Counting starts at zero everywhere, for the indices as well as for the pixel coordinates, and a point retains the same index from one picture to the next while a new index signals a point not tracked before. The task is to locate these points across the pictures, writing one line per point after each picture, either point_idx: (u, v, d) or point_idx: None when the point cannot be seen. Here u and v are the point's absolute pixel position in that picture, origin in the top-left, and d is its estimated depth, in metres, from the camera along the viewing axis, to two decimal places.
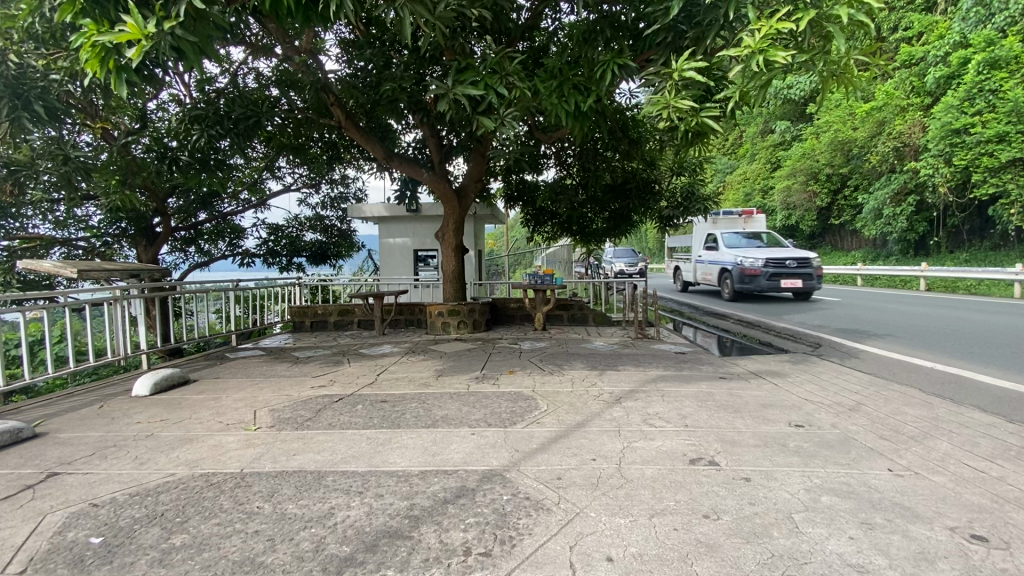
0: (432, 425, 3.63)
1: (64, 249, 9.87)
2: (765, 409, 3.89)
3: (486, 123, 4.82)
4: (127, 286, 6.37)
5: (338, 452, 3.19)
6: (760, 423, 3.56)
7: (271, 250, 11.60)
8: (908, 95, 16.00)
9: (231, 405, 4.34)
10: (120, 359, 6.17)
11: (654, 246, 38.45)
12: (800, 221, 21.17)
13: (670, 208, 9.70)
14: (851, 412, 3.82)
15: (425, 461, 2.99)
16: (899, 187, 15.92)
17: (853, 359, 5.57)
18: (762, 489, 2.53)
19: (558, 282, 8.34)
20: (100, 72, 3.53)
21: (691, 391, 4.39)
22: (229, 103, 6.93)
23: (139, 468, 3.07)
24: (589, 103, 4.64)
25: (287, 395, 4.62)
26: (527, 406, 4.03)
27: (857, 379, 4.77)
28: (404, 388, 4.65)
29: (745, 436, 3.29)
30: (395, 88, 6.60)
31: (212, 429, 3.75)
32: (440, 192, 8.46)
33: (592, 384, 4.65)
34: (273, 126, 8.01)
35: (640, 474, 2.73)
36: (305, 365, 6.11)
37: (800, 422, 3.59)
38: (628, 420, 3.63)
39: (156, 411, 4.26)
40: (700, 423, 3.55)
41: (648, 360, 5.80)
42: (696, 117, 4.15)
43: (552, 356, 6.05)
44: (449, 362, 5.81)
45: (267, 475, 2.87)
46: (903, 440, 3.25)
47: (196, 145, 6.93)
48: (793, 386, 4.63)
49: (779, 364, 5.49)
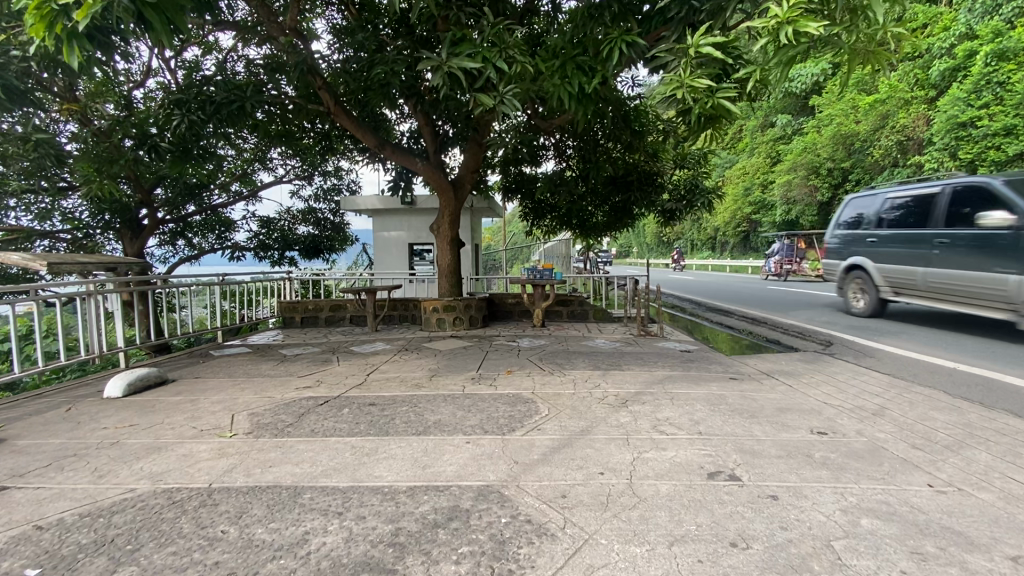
0: (423, 432, 3.34)
1: (48, 241, 9.66)
2: (784, 414, 3.60)
3: (485, 99, 4.46)
4: (102, 278, 5.91)
5: (319, 464, 2.88)
6: (780, 430, 3.27)
7: (262, 243, 11.30)
8: (912, 88, 15.49)
9: (207, 409, 4.03)
10: (96, 356, 5.85)
11: (652, 239, 38.27)
12: (800, 215, 21.33)
13: (672, 203, 9.27)
14: (875, 418, 3.54)
15: (413, 475, 2.69)
16: (902, 182, 15.67)
17: (868, 358, 5.31)
18: (793, 510, 2.24)
19: (558, 276, 8.01)
20: (46, 37, 3.20)
21: (700, 394, 4.12)
22: (213, 88, 6.58)
23: (96, 482, 2.77)
24: (594, 84, 4.31)
25: (268, 398, 4.31)
26: (527, 410, 3.74)
27: (876, 381, 4.48)
28: (395, 391, 4.36)
29: (766, 445, 3.01)
30: (387, 71, 6.24)
31: (184, 436, 3.46)
32: (435, 183, 8.15)
33: (595, 385, 4.37)
34: (261, 113, 7.64)
35: (654, 491, 2.44)
36: (292, 364, 5.79)
37: (824, 429, 3.30)
38: (636, 427, 3.34)
39: (126, 415, 3.96)
40: (715, 430, 3.26)
41: (654, 359, 5.51)
42: (712, 98, 3.80)
43: (552, 354, 5.76)
44: (444, 361, 5.51)
45: (237, 492, 2.56)
46: (939, 451, 2.97)
47: (176, 132, 6.52)
48: (810, 387, 4.34)
49: (792, 364, 5.21)
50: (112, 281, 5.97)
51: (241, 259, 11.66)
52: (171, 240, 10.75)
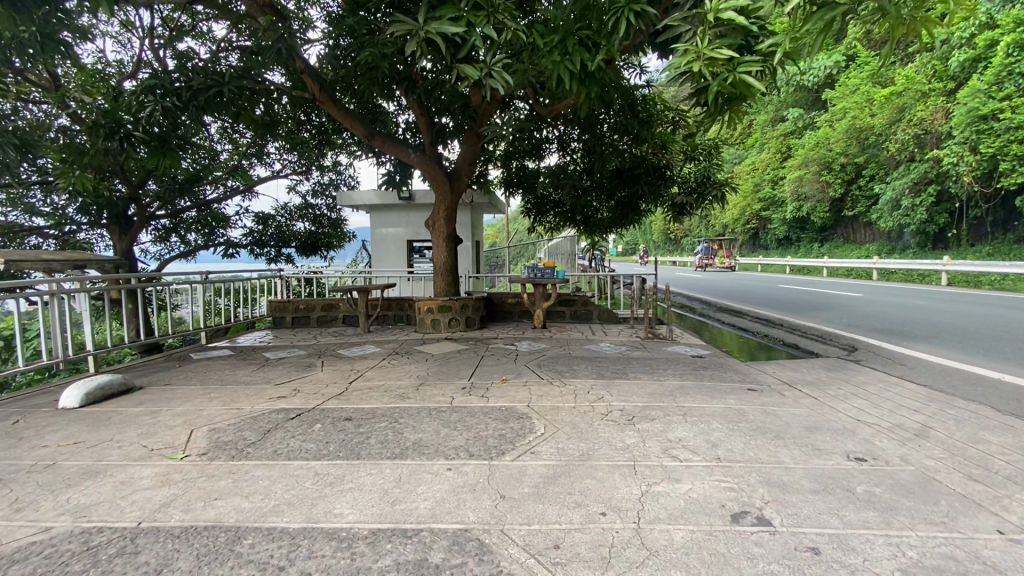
0: (399, 456, 2.91)
1: (37, 237, 9.39)
2: (812, 435, 3.14)
3: (470, 71, 4.15)
4: (67, 277, 5.38)
5: (272, 498, 2.45)
6: (810, 456, 2.83)
7: (258, 240, 10.86)
8: (930, 80, 15.02)
9: (165, 424, 3.63)
10: (59, 361, 5.31)
11: (660, 236, 37.79)
12: (812, 212, 20.82)
13: (682, 196, 8.64)
14: (919, 440, 3.07)
15: (379, 514, 2.27)
16: (919, 177, 15.12)
17: (899, 367, 4.82)
18: (840, 573, 1.80)
19: (560, 275, 7.56)
20: None
21: (716, 409, 3.66)
22: (188, 76, 6.19)
23: (9, 518, 2.36)
24: (598, 60, 3.87)
25: (235, 410, 3.90)
26: (520, 428, 3.30)
27: (911, 392, 4.03)
28: (376, 403, 3.94)
29: (798, 476, 2.56)
30: (373, 55, 5.77)
31: (130, 458, 3.05)
32: (430, 175, 7.68)
33: (598, 398, 3.92)
34: (247, 102, 7.20)
35: (667, 541, 2.00)
36: (273, 369, 5.39)
37: (862, 455, 2.85)
38: (645, 451, 2.90)
39: (75, 430, 3.57)
40: (736, 456, 2.82)
41: (662, 366, 5.07)
42: (733, 73, 3.34)
43: (552, 360, 5.33)
44: (435, 367, 5.09)
45: (166, 536, 2.14)
46: (1002, 484, 2.52)
47: (148, 122, 6.11)
48: (839, 401, 3.86)
49: (814, 372, 4.74)
50: (80, 279, 5.53)
51: (235, 257, 11.23)
52: (162, 237, 10.34)
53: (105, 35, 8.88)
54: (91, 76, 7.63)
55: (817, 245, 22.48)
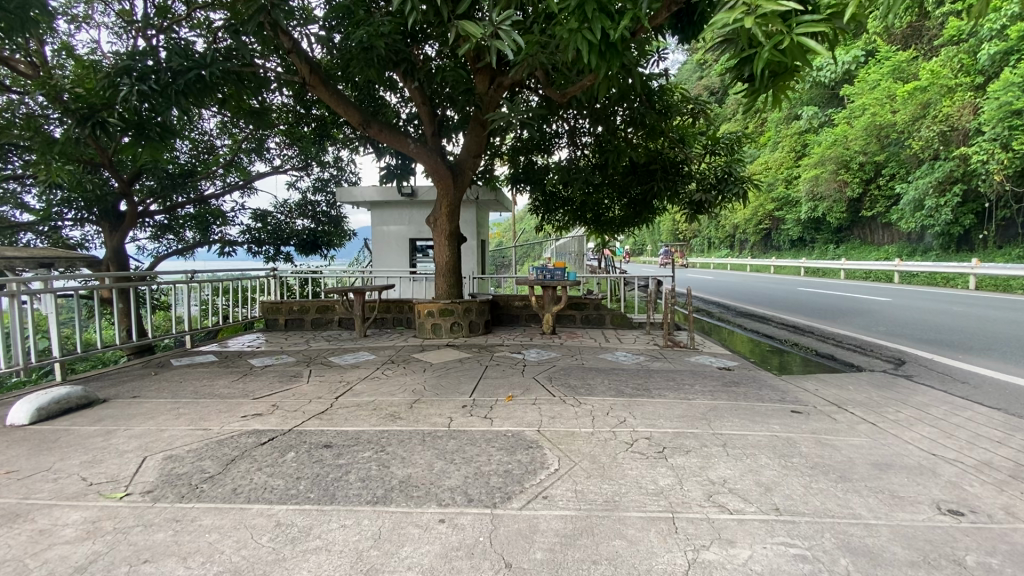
0: (381, 500, 2.37)
1: (34, 235, 8.98)
2: (884, 476, 2.58)
3: (472, 29, 3.65)
4: (27, 277, 4.78)
5: (213, 563, 1.92)
6: (893, 507, 2.27)
7: (255, 238, 10.38)
8: (956, 74, 14.31)
9: (116, 450, 3.11)
10: (19, 369, 4.76)
11: (669, 237, 37.32)
12: (828, 212, 20.15)
13: (701, 192, 7.89)
14: (1020, 485, 2.50)
15: None
16: (944, 176, 14.39)
17: (960, 385, 4.25)
18: None
19: (571, 276, 7.00)
20: None
21: (760, 438, 3.10)
22: (168, 58, 5.72)
23: None
24: (622, 27, 3.27)
25: (200, 432, 3.39)
26: (530, 463, 2.75)
27: (986, 418, 3.45)
28: (362, 425, 3.41)
29: (885, 539, 2.00)
30: (367, 32, 5.24)
31: (59, 497, 2.52)
32: (430, 166, 7.13)
33: (619, 422, 3.36)
34: (237, 90, 6.65)
35: None
36: (255, 379, 4.88)
37: (957, 507, 2.28)
38: (686, 497, 2.35)
39: (11, 455, 3.06)
40: (800, 507, 2.26)
41: (688, 380, 4.51)
42: (790, 35, 2.76)
43: (565, 372, 4.79)
44: (434, 380, 4.55)
45: None
46: None
47: (124, 106, 5.63)
48: (903, 428, 3.29)
49: (863, 390, 4.17)
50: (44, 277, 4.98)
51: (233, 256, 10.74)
52: (158, 234, 9.89)
53: (99, 24, 8.45)
54: (80, 66, 7.23)
55: (832, 246, 21.78)
